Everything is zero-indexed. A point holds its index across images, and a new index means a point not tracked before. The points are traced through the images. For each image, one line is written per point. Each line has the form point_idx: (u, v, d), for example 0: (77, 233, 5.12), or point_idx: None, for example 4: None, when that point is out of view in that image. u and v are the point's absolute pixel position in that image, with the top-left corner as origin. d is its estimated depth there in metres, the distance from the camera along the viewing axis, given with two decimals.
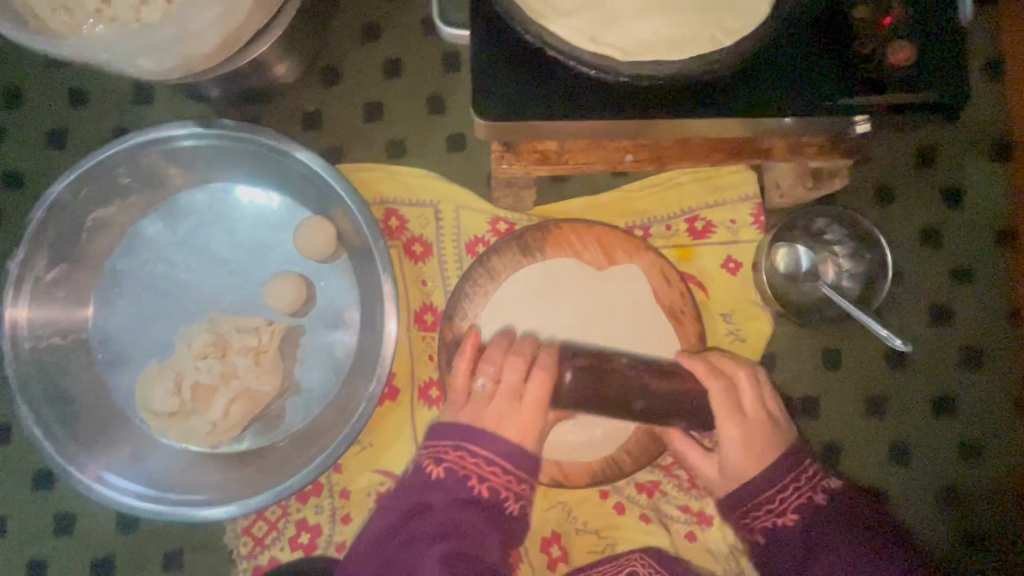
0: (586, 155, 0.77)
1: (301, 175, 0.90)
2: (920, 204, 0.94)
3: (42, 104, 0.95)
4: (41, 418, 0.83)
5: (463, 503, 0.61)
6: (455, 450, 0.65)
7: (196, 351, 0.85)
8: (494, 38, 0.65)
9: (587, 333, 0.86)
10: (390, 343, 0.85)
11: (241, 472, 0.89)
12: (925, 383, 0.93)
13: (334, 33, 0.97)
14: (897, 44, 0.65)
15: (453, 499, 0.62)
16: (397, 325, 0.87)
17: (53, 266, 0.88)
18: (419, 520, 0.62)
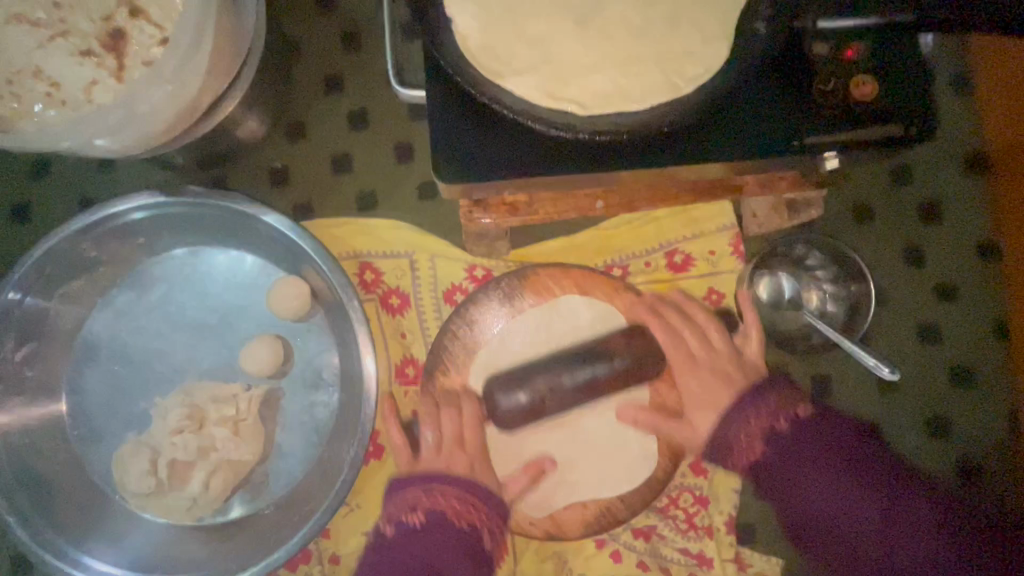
0: (556, 204, 0.76)
1: (269, 236, 0.89)
2: (898, 223, 0.94)
3: (4, 179, 0.94)
4: (16, 505, 0.81)
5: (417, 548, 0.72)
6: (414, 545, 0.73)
7: (172, 426, 0.83)
8: (449, 99, 0.64)
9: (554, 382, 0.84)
10: (371, 383, 0.84)
11: (225, 544, 0.87)
12: (918, 405, 0.91)
13: (298, 88, 0.97)
14: (858, 80, 0.64)
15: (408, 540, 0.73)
16: (375, 364, 0.86)
17: (22, 346, 0.86)
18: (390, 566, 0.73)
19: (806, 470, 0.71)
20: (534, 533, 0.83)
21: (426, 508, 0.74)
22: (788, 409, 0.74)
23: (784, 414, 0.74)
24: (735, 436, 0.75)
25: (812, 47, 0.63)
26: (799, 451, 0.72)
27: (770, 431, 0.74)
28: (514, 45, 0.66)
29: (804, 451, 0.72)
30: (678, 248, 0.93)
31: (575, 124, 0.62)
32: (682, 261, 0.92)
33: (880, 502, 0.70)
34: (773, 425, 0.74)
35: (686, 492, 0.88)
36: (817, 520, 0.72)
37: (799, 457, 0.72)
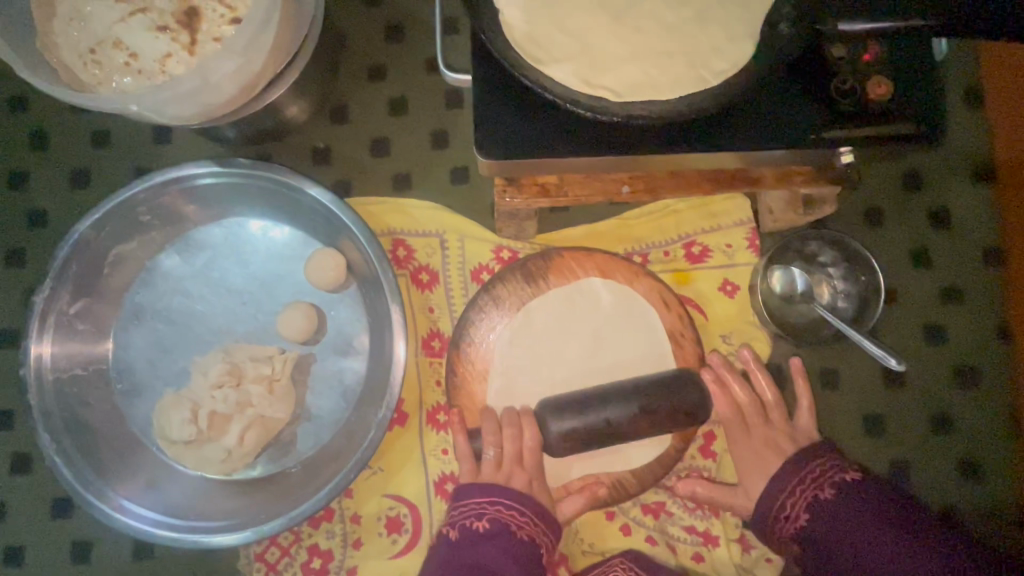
0: (584, 187, 0.81)
1: (311, 209, 0.94)
2: (909, 227, 0.97)
3: (67, 146, 1.00)
4: (62, 447, 0.86)
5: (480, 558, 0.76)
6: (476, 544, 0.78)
7: (212, 380, 0.88)
8: (494, 82, 0.69)
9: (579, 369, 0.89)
10: (399, 369, 0.87)
11: (253, 498, 0.91)
12: (923, 402, 0.94)
13: (343, 74, 1.03)
14: (874, 81, 0.68)
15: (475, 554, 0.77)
16: (405, 350, 0.89)
17: (76, 300, 0.92)
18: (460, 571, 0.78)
19: (852, 530, 0.75)
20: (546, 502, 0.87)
21: (491, 516, 0.79)
22: (831, 476, 0.79)
23: (828, 482, 0.79)
24: (791, 505, 0.79)
25: (833, 49, 0.68)
26: (840, 519, 0.76)
27: (814, 499, 0.78)
28: (555, 35, 0.71)
29: (842, 513, 0.76)
30: (696, 239, 0.97)
31: (608, 109, 0.67)
32: (699, 252, 0.97)
33: (900, 537, 0.73)
34: (825, 487, 0.79)
35: (694, 472, 0.92)
36: (833, 547, 0.76)
37: (852, 511, 0.76)
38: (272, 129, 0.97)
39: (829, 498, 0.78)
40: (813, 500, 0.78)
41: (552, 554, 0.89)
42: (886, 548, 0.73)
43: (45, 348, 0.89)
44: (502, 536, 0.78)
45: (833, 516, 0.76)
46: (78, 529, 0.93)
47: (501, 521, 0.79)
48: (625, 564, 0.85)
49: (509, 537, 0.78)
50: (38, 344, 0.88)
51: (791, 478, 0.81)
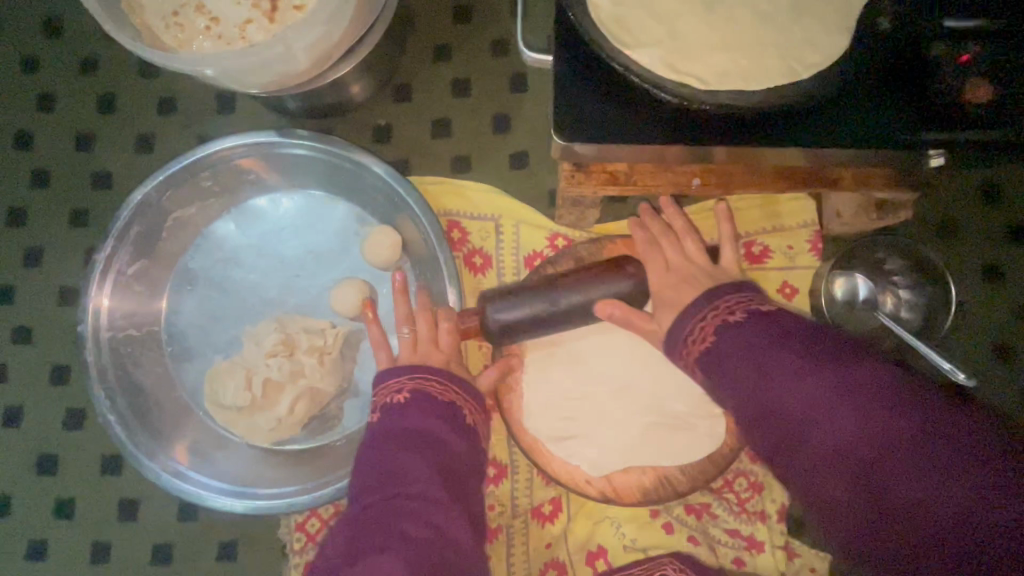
0: (654, 177, 0.79)
1: (371, 185, 0.94)
2: (982, 239, 0.94)
3: (133, 109, 1.01)
4: (116, 405, 0.89)
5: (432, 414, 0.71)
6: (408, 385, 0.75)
7: (266, 349, 0.88)
8: (575, 65, 0.68)
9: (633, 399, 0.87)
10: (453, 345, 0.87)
11: (298, 468, 0.92)
12: (985, 423, 0.91)
13: (407, 52, 1.02)
14: (976, 84, 0.65)
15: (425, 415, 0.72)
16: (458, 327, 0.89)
17: (135, 261, 0.94)
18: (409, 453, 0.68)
19: (757, 365, 0.61)
20: (592, 494, 0.86)
21: (412, 388, 0.74)
22: (742, 303, 0.67)
23: (739, 306, 0.67)
24: (803, 402, 0.56)
25: (932, 47, 0.66)
26: (778, 373, 0.59)
27: (728, 320, 0.66)
28: (641, 19, 0.69)
29: (753, 338, 0.63)
30: (757, 239, 0.95)
31: (696, 96, 0.66)
32: (760, 252, 0.94)
33: (858, 402, 0.53)
34: (736, 314, 0.66)
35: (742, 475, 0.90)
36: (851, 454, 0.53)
37: (752, 341, 0.62)
38: (335, 104, 0.97)
39: (779, 316, 0.64)
40: (841, 352, 0.58)
41: (592, 547, 0.88)
42: (849, 422, 0.53)
43: (103, 305, 0.92)
44: (415, 404, 0.72)
45: (800, 414, 0.56)
46: (126, 486, 0.94)
47: (426, 391, 0.74)
48: (674, 564, 0.81)
49: (436, 402, 0.73)
50: (96, 298, 0.91)
51: (752, 352, 0.61)
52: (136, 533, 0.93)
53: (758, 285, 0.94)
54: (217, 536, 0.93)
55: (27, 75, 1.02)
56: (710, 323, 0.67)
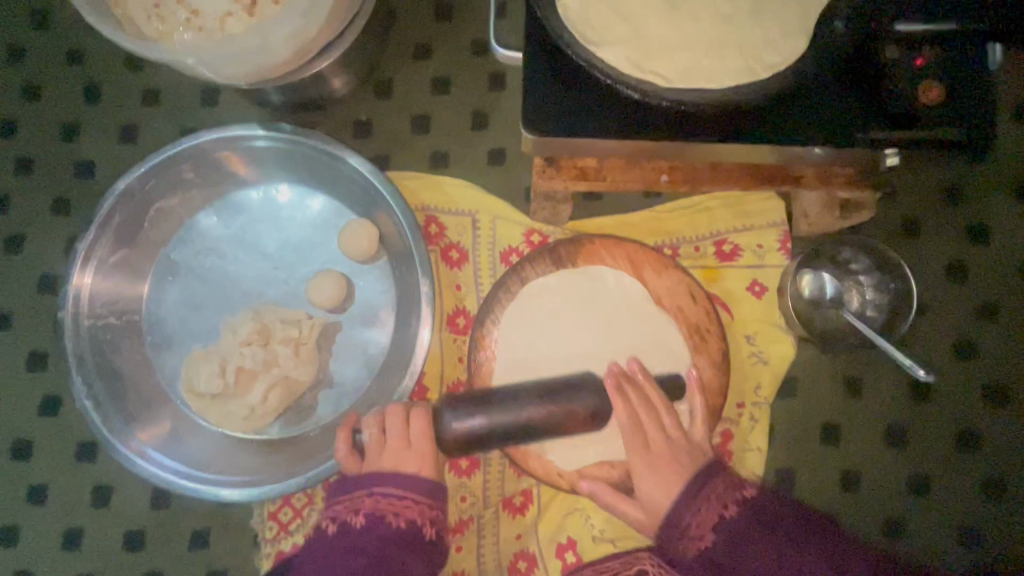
0: (623, 173, 0.81)
1: (349, 179, 0.96)
2: (945, 240, 0.96)
3: (117, 101, 1.03)
4: (93, 390, 0.88)
5: (391, 540, 0.72)
6: (367, 495, 0.75)
7: (241, 338, 0.90)
8: (543, 60, 0.70)
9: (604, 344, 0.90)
10: (422, 351, 0.89)
11: (273, 457, 0.93)
12: (947, 418, 0.93)
13: (389, 51, 1.04)
14: (927, 85, 0.67)
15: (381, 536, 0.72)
16: (430, 334, 0.90)
17: (116, 249, 0.94)
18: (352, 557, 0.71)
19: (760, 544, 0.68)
20: (561, 485, 0.87)
21: (368, 507, 0.75)
22: (730, 494, 0.73)
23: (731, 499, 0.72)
24: (693, 524, 0.72)
25: (886, 49, 0.67)
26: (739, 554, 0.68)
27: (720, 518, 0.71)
28: (608, 18, 0.72)
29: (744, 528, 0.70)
30: (727, 238, 0.97)
31: (656, 93, 0.68)
32: (730, 250, 0.97)
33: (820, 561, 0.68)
34: (718, 516, 0.71)
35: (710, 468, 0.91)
36: None
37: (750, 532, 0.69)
38: (317, 99, 0.99)
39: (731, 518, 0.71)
40: (719, 518, 0.71)
41: (561, 538, 0.90)
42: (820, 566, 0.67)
43: (84, 288, 0.91)
44: (378, 525, 0.73)
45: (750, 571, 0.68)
46: (100, 473, 0.95)
47: (377, 513, 0.74)
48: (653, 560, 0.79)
49: (394, 518, 0.74)
50: (79, 277, 0.91)
51: (689, 495, 0.74)
52: (108, 521, 0.94)
53: (728, 282, 0.96)
54: (190, 524, 0.93)
55: (13, 65, 1.04)
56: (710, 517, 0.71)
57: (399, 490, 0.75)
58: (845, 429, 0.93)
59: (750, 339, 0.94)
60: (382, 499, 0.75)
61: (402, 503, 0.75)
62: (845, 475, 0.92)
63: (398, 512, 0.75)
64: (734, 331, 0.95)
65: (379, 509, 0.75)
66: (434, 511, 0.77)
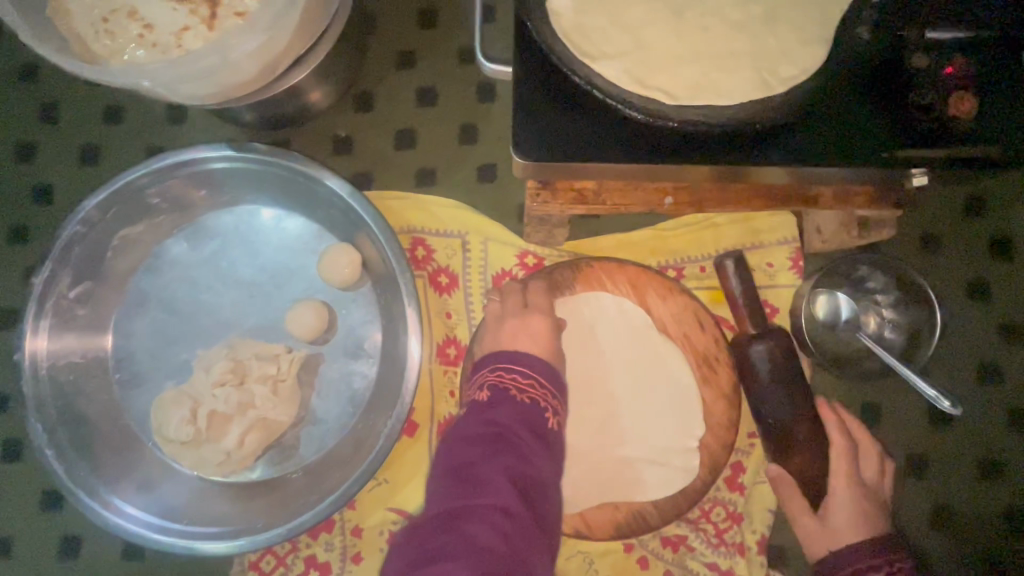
0: (623, 195, 0.75)
1: (327, 201, 0.89)
2: (967, 256, 0.90)
3: (77, 119, 0.95)
4: (54, 439, 0.82)
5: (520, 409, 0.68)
6: (494, 371, 0.74)
7: (214, 378, 0.83)
8: (534, 77, 0.63)
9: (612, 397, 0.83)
10: (412, 368, 0.82)
11: (252, 503, 0.86)
12: (970, 447, 0.87)
13: (370, 60, 0.97)
14: (959, 97, 0.60)
15: (514, 408, 0.68)
16: (419, 346, 0.84)
17: (78, 283, 0.87)
18: (490, 427, 0.66)
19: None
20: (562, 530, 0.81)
21: (495, 383, 0.72)
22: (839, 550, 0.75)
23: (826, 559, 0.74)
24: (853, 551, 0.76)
25: (913, 59, 0.61)
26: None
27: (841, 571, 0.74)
28: (605, 28, 0.65)
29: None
30: None
31: (661, 112, 0.61)
32: None
33: None
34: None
35: (719, 505, 0.86)
36: None
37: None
38: (292, 115, 0.92)
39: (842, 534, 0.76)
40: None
41: None
42: None
43: (40, 347, 0.84)
44: (505, 400, 0.69)
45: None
46: (67, 523, 0.88)
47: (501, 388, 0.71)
48: None
49: (514, 391, 0.71)
50: (32, 342, 0.84)
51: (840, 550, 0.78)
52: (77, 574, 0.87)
53: None
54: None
55: None
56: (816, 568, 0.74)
57: (521, 369, 0.72)
58: None
59: None
60: (520, 379, 0.72)
61: (535, 386, 0.72)
62: None
63: (527, 391, 0.71)
64: None
65: (502, 383, 0.72)
66: (559, 403, 0.72)
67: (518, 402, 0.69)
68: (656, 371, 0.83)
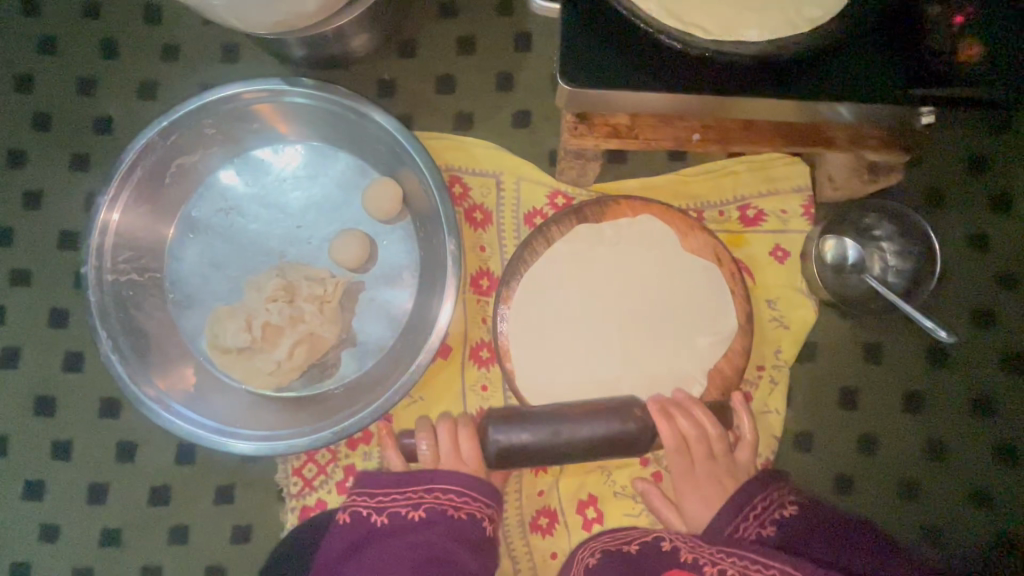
0: (655, 132, 0.81)
1: (375, 138, 0.95)
2: (968, 209, 0.97)
3: (136, 55, 1.01)
4: (118, 345, 0.89)
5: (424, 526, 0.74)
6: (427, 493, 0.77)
7: (267, 294, 0.89)
8: (582, 12, 0.69)
9: (616, 283, 0.90)
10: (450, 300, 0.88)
11: (298, 415, 0.94)
12: (962, 385, 0.95)
13: (414, 9, 1.03)
14: (965, 42, 0.68)
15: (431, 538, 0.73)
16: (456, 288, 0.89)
17: (138, 205, 0.93)
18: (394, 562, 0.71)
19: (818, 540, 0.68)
20: None
21: (427, 505, 0.76)
22: (770, 512, 0.71)
23: (769, 518, 0.70)
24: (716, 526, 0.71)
25: (927, 6, 0.68)
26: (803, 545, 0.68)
27: (779, 517, 0.70)
28: None
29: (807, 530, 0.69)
30: (751, 203, 0.97)
31: (699, 44, 0.67)
32: (753, 216, 0.97)
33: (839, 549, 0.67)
34: (775, 514, 0.71)
35: None
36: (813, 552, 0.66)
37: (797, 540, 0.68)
38: (342, 56, 0.97)
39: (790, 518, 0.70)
40: (758, 538, 0.69)
41: (582, 495, 0.91)
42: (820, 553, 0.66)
43: (112, 220, 0.91)
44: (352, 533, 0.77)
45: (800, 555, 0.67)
46: (124, 430, 0.95)
47: (438, 508, 0.76)
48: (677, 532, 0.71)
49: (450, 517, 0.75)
50: (107, 216, 0.91)
51: (733, 511, 0.72)
52: (133, 475, 0.95)
53: (751, 247, 0.97)
54: (216, 478, 0.95)
55: (29, 19, 1.02)
56: (761, 527, 0.69)
57: (460, 488, 0.77)
58: (863, 394, 0.95)
59: (772, 304, 0.95)
60: (455, 498, 0.77)
61: (453, 502, 0.77)
62: (860, 440, 0.95)
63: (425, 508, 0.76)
64: (756, 296, 0.96)
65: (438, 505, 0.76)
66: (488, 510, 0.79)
67: (449, 523, 0.75)
68: (658, 253, 0.90)
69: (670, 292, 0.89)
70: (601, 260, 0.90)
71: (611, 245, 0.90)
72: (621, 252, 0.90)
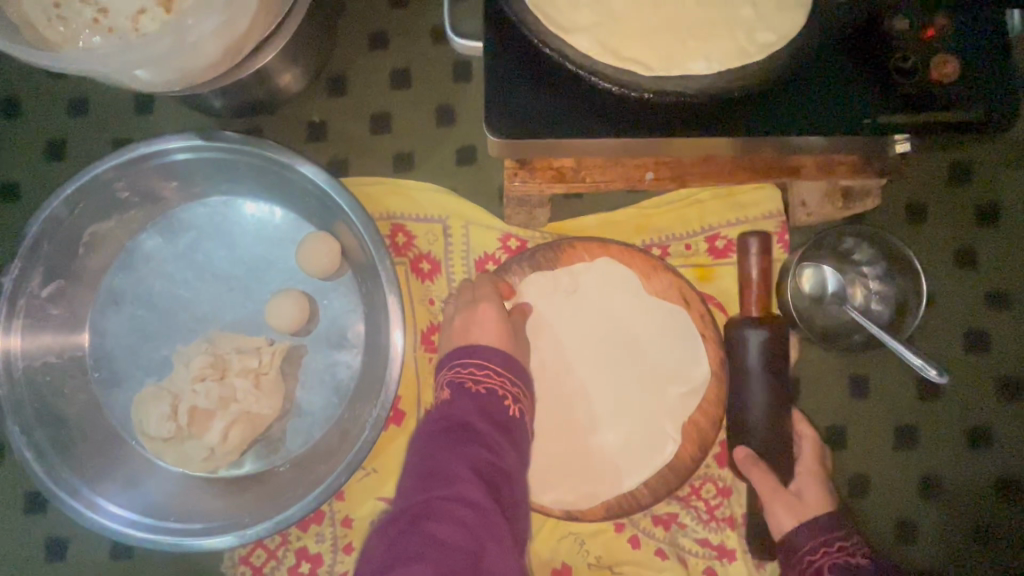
0: (604, 173, 0.73)
1: (304, 191, 0.87)
2: (953, 223, 0.90)
3: (41, 112, 0.92)
4: (34, 442, 0.80)
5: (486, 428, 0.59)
6: (475, 370, 0.65)
7: (194, 373, 0.82)
8: (508, 51, 0.61)
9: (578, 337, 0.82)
10: (396, 355, 0.80)
11: (240, 498, 0.85)
12: (958, 415, 0.88)
13: (342, 42, 0.94)
14: (939, 60, 0.59)
15: (479, 429, 0.59)
16: (403, 336, 0.82)
17: (50, 282, 0.85)
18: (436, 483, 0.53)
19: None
20: (553, 514, 0.81)
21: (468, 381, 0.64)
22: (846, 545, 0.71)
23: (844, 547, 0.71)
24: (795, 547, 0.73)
25: (892, 21, 0.60)
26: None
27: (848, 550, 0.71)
28: None
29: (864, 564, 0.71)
30: (720, 233, 0.89)
31: (637, 83, 0.59)
32: (723, 247, 0.89)
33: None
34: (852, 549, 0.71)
35: (709, 482, 0.86)
36: None
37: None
38: (264, 101, 0.89)
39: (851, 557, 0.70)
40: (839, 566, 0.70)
41: (555, 565, 0.84)
42: None
43: (12, 345, 0.82)
44: (459, 393, 0.63)
45: None
46: (54, 525, 0.87)
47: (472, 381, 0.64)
48: None
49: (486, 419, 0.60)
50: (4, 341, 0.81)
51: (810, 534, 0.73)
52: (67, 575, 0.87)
53: (721, 281, 0.89)
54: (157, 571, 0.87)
55: None
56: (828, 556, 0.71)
57: (495, 364, 0.66)
58: (852, 432, 0.88)
59: None
60: (479, 372, 0.65)
61: (494, 377, 0.65)
62: (854, 481, 0.87)
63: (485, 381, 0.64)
64: None
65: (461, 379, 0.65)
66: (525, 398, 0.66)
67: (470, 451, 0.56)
68: (617, 298, 0.83)
69: (635, 339, 0.82)
70: (558, 314, 0.83)
71: (566, 297, 0.83)
72: (579, 303, 0.83)
